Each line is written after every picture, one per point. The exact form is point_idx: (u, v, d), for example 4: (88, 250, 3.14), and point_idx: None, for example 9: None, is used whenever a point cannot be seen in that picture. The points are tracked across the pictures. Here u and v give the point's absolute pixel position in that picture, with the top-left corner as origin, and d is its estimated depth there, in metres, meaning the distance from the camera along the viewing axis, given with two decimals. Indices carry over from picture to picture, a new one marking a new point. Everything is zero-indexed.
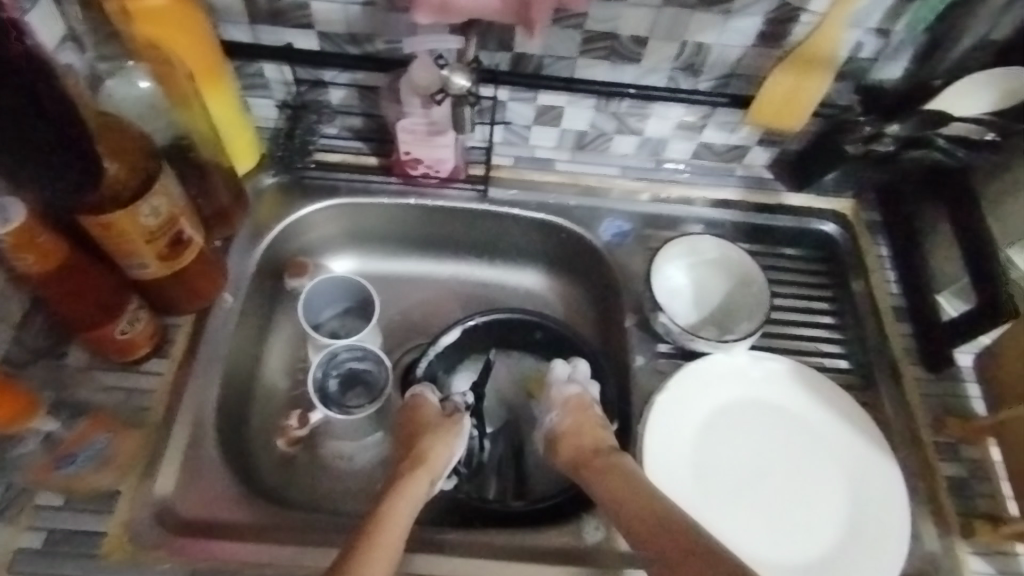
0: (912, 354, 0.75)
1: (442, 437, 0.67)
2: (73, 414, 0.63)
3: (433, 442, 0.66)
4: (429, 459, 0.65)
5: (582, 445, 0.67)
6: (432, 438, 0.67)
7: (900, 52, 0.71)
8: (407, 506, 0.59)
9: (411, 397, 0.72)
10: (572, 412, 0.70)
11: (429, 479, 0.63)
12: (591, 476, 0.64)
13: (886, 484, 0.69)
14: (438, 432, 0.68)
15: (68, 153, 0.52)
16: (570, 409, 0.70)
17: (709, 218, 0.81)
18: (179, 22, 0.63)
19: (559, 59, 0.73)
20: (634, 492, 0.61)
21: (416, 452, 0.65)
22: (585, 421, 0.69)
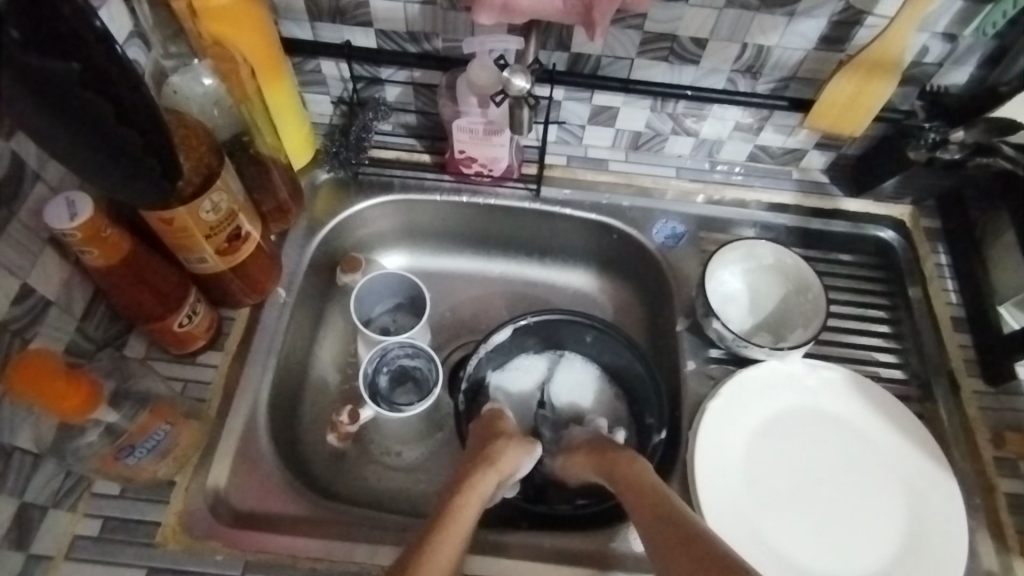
0: (971, 366, 0.74)
1: (516, 444, 0.66)
2: (136, 405, 0.62)
3: (506, 446, 0.65)
4: (500, 461, 0.64)
5: (595, 449, 0.67)
6: (505, 444, 0.65)
7: (968, 57, 0.69)
8: (473, 504, 0.60)
9: (491, 411, 0.72)
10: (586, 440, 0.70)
11: (496, 479, 0.63)
12: (604, 464, 0.65)
13: (945, 499, 0.67)
14: (514, 438, 0.67)
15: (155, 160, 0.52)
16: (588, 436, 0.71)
17: (765, 221, 0.81)
18: (244, 18, 0.65)
19: (617, 59, 0.72)
20: (637, 483, 0.61)
21: (489, 452, 0.65)
22: (599, 435, 0.70)
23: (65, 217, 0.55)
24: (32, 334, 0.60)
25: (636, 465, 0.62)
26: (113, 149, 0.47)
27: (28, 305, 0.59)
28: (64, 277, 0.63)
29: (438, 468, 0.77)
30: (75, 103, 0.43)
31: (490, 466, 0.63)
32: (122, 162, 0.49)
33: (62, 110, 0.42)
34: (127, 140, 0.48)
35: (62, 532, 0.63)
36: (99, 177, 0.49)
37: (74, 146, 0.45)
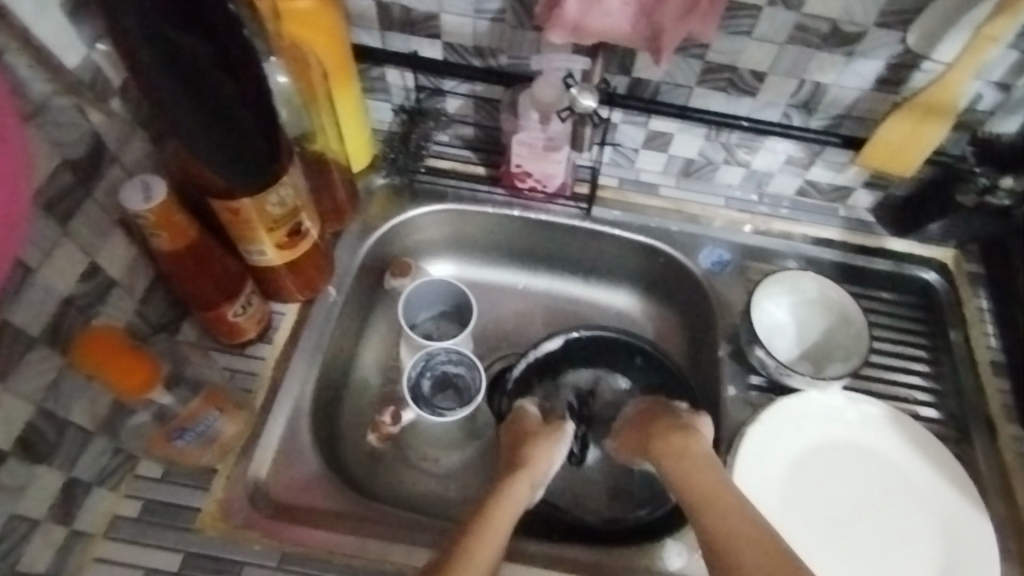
0: (1009, 411, 0.75)
1: (544, 445, 0.69)
2: (190, 390, 0.64)
3: (533, 453, 0.68)
4: (532, 466, 0.67)
5: (650, 434, 0.69)
6: (533, 452, 0.68)
7: (1020, 107, 0.70)
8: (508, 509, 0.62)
9: (514, 413, 0.74)
10: (638, 420, 0.73)
11: (528, 487, 0.66)
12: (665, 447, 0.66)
13: (983, 538, 0.67)
14: (543, 440, 0.70)
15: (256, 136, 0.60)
16: (637, 411, 0.74)
17: (810, 254, 0.82)
18: (325, 24, 0.65)
19: (676, 86, 0.74)
20: (705, 485, 0.61)
21: (522, 459, 0.68)
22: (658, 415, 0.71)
23: (141, 200, 0.57)
24: (93, 312, 0.61)
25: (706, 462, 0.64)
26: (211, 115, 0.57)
27: (93, 283, 0.61)
28: (129, 258, 0.64)
29: (479, 476, 0.77)
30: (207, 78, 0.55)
31: (523, 471, 0.66)
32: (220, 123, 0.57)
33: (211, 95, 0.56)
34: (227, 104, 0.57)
35: (103, 511, 0.63)
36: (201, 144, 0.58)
37: (196, 118, 0.57)
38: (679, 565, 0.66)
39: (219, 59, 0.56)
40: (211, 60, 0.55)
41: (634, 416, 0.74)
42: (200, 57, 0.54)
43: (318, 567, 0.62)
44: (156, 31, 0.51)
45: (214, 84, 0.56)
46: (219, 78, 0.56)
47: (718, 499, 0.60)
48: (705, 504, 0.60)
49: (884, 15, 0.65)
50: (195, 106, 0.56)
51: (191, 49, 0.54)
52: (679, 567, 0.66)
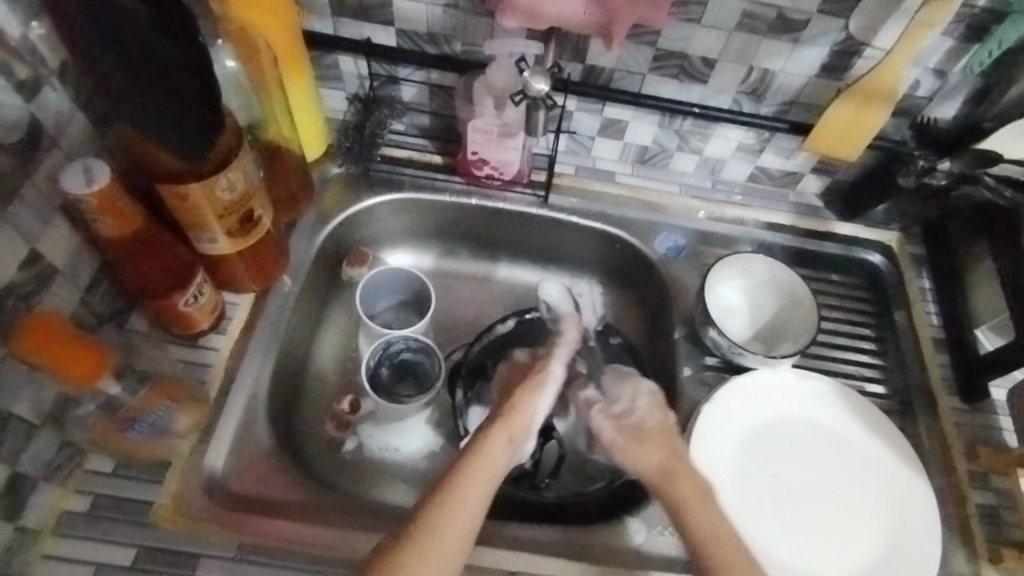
0: (948, 384, 0.78)
1: (526, 391, 0.67)
2: (137, 380, 0.62)
3: (515, 404, 0.65)
4: (513, 417, 0.64)
5: (644, 429, 0.65)
6: (515, 405, 0.65)
7: (956, 92, 0.74)
8: (483, 467, 0.58)
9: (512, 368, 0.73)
10: (652, 425, 0.66)
11: (509, 440, 0.62)
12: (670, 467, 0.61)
13: (925, 505, 0.70)
14: (529, 390, 0.67)
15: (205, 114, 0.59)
16: (652, 405, 0.68)
17: (763, 240, 0.84)
18: (271, 9, 0.66)
19: (630, 74, 0.75)
20: (688, 491, 0.59)
21: (505, 412, 0.64)
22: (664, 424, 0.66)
23: (81, 183, 0.56)
24: (36, 300, 0.60)
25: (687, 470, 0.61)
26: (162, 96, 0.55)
27: (36, 270, 0.59)
28: (72, 246, 0.63)
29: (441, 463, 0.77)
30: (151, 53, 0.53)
31: (500, 421, 0.63)
32: (171, 107, 0.56)
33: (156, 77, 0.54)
34: (178, 86, 0.56)
35: (51, 508, 0.61)
36: (153, 123, 0.57)
37: (146, 100, 0.55)
38: (639, 541, 0.68)
39: (155, 20, 0.52)
40: (148, 27, 0.51)
41: (646, 412, 0.67)
42: (134, 21, 0.51)
43: (277, 555, 0.61)
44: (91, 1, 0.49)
45: (161, 59, 0.53)
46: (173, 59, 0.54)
47: (701, 505, 0.58)
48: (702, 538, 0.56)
49: (827, 3, 0.66)
50: (146, 87, 0.54)
51: (131, 15, 0.50)
52: (640, 542, 0.68)
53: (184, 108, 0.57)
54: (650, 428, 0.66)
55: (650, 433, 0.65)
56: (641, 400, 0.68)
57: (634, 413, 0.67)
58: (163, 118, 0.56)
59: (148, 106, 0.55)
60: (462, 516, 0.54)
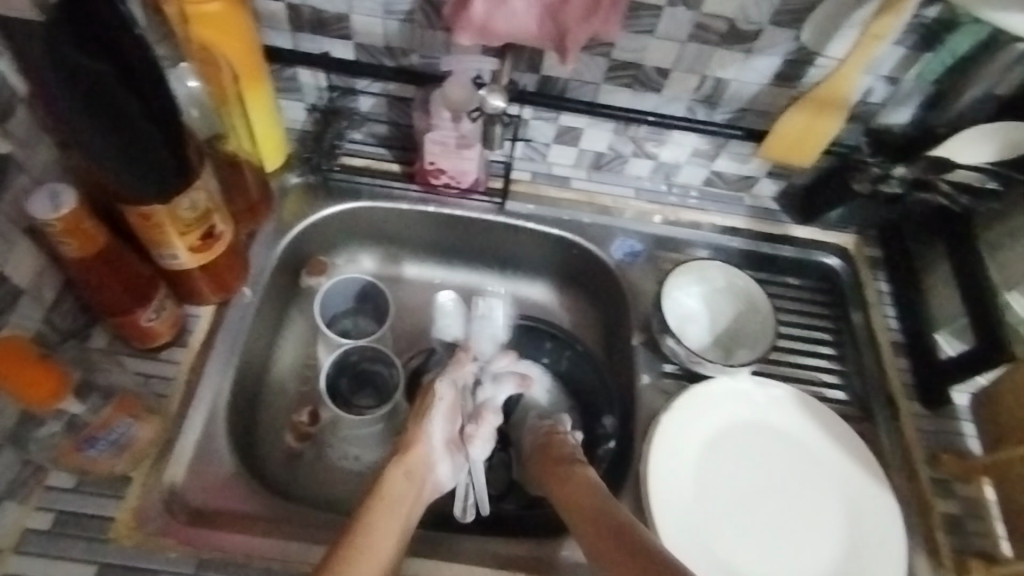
0: (908, 388, 0.78)
1: (422, 414, 0.70)
2: (101, 398, 0.63)
3: (410, 438, 0.68)
4: (411, 451, 0.67)
5: (548, 452, 0.72)
6: (411, 439, 0.68)
7: (909, 99, 0.74)
8: (387, 505, 0.62)
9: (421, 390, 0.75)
10: (539, 449, 0.74)
11: (407, 474, 0.65)
12: (553, 478, 0.69)
13: (882, 511, 0.71)
14: (419, 423, 0.69)
15: (170, 156, 0.60)
16: (542, 430, 0.76)
17: (717, 243, 0.85)
18: (230, 28, 0.65)
19: (584, 83, 0.76)
20: (592, 504, 0.64)
21: (402, 446, 0.67)
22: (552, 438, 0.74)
23: (49, 208, 0.57)
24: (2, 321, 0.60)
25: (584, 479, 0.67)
26: (123, 138, 0.57)
27: None
28: (37, 267, 0.63)
29: None
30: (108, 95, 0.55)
31: (397, 461, 0.66)
32: (131, 147, 0.58)
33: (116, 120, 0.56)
34: (140, 130, 0.58)
35: (13, 525, 0.62)
36: (114, 169, 0.58)
37: (103, 143, 0.56)
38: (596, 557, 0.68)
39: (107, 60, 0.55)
40: (111, 80, 0.55)
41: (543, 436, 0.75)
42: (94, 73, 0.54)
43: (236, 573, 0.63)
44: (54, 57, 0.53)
45: (122, 106, 0.56)
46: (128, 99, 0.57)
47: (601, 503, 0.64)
48: (584, 520, 0.63)
49: (778, 14, 0.67)
50: (104, 132, 0.56)
51: (92, 71, 0.54)
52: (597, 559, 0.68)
53: (150, 153, 0.59)
54: (542, 449, 0.73)
55: (541, 453, 0.73)
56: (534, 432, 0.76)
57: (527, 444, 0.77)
58: (125, 162, 0.58)
59: (106, 152, 0.57)
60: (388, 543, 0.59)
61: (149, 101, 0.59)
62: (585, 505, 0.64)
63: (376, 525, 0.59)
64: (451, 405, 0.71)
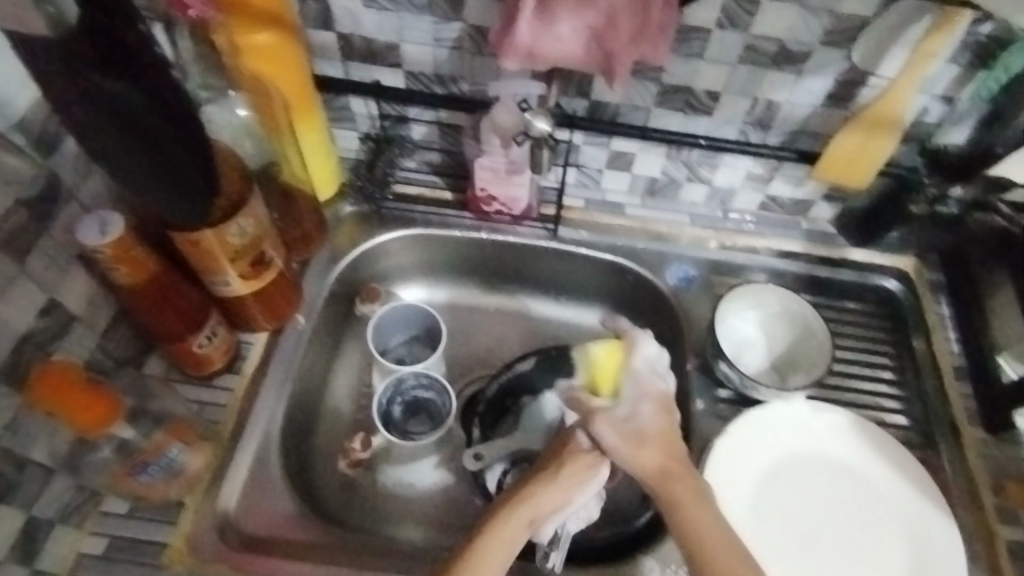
0: (972, 414, 0.76)
1: (577, 464, 0.64)
2: (153, 423, 0.63)
3: (536, 485, 0.63)
4: (532, 499, 0.62)
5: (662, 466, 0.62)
6: (535, 484, 0.63)
7: (967, 117, 0.73)
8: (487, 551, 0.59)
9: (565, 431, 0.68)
10: (653, 441, 0.63)
11: (523, 526, 0.61)
12: (680, 493, 0.61)
13: (946, 543, 0.68)
14: (561, 477, 0.63)
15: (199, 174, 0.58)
16: (655, 409, 0.65)
17: (776, 267, 0.84)
18: (282, 59, 0.66)
19: (634, 108, 0.76)
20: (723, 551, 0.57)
21: (523, 493, 0.62)
22: (666, 427, 0.65)
23: (97, 234, 0.58)
24: (53, 347, 0.61)
25: (700, 503, 0.60)
26: (158, 165, 0.54)
27: (55, 316, 0.61)
28: (91, 292, 0.64)
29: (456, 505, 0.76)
30: (148, 127, 0.52)
31: (522, 504, 0.61)
32: (168, 175, 0.55)
33: (150, 147, 0.53)
34: (172, 154, 0.55)
35: (67, 550, 0.62)
36: (165, 202, 0.56)
37: (143, 174, 0.54)
38: None
39: (137, 77, 0.51)
40: (146, 108, 0.52)
41: (658, 420, 0.64)
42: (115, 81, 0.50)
43: None
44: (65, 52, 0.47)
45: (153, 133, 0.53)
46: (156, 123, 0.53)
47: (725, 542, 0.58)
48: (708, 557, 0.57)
49: (827, 35, 0.67)
50: (141, 164, 0.53)
51: (132, 105, 0.51)
52: None
53: (183, 176, 0.57)
54: (655, 437, 0.64)
55: (653, 443, 0.63)
56: (646, 404, 0.65)
57: (632, 419, 0.64)
58: (162, 191, 0.56)
59: (144, 178, 0.54)
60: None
61: (189, 137, 0.56)
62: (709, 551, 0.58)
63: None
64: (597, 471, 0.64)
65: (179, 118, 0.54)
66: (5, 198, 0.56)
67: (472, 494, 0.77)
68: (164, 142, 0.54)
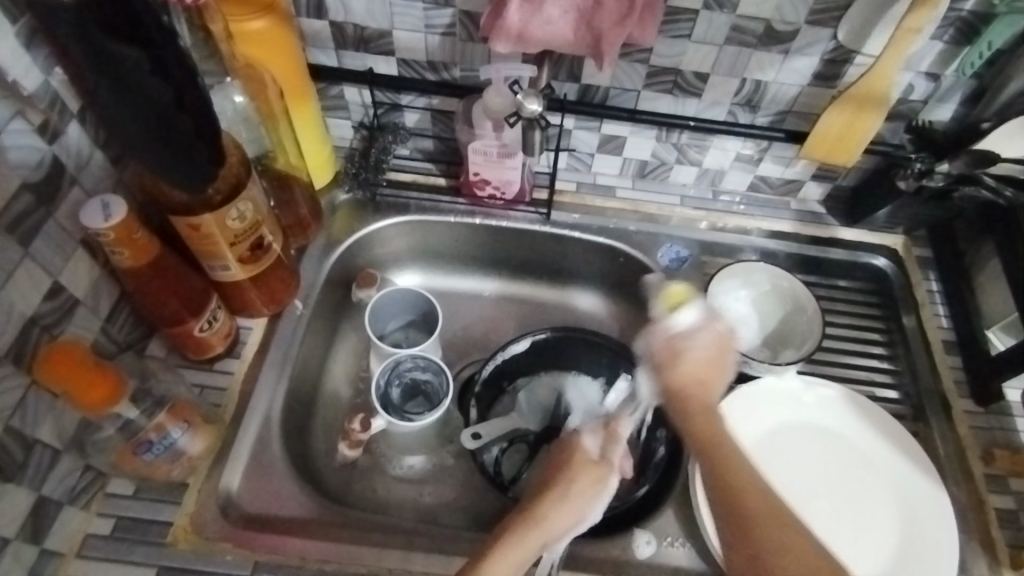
0: (961, 387, 0.77)
1: (584, 482, 0.61)
2: (155, 404, 0.64)
3: (545, 507, 0.60)
4: (543, 522, 0.59)
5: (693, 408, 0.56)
6: (545, 505, 0.60)
7: (951, 95, 0.74)
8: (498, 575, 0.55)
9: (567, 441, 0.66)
10: (696, 368, 0.57)
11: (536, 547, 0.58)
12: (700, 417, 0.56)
13: (933, 503, 0.70)
14: (570, 496, 0.60)
15: (205, 152, 0.60)
16: (713, 341, 0.57)
17: (766, 247, 0.85)
18: (276, 43, 0.68)
19: (624, 91, 0.77)
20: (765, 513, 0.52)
21: (530, 514, 0.59)
22: (722, 357, 0.57)
23: (100, 218, 0.58)
24: (59, 330, 0.62)
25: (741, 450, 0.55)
26: (163, 138, 0.56)
27: (59, 300, 0.62)
28: (94, 278, 0.65)
29: (455, 483, 0.77)
30: (158, 112, 0.55)
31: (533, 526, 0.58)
32: (175, 146, 0.57)
33: (156, 122, 0.55)
34: (179, 127, 0.57)
35: (75, 530, 0.64)
36: (167, 168, 0.59)
37: (148, 141, 0.56)
38: (648, 554, 0.69)
39: (155, 68, 0.53)
40: (166, 97, 0.54)
41: (708, 351, 0.57)
42: (135, 68, 0.51)
43: None
44: (86, 38, 0.49)
45: (162, 106, 0.55)
46: (166, 96, 0.54)
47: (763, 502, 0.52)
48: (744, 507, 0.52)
49: (814, 14, 0.68)
50: (148, 134, 0.56)
51: (149, 90, 0.53)
52: (648, 556, 0.69)
53: (192, 152, 0.59)
54: (698, 362, 0.57)
55: (692, 370, 0.57)
56: (703, 331, 0.58)
57: (683, 343, 0.58)
58: (169, 163, 0.58)
59: (148, 147, 0.57)
60: None
61: (200, 120, 0.58)
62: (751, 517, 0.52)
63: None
64: (597, 476, 0.62)
65: (191, 103, 0.57)
66: (17, 181, 0.57)
67: (469, 474, 0.78)
68: (173, 119, 0.56)
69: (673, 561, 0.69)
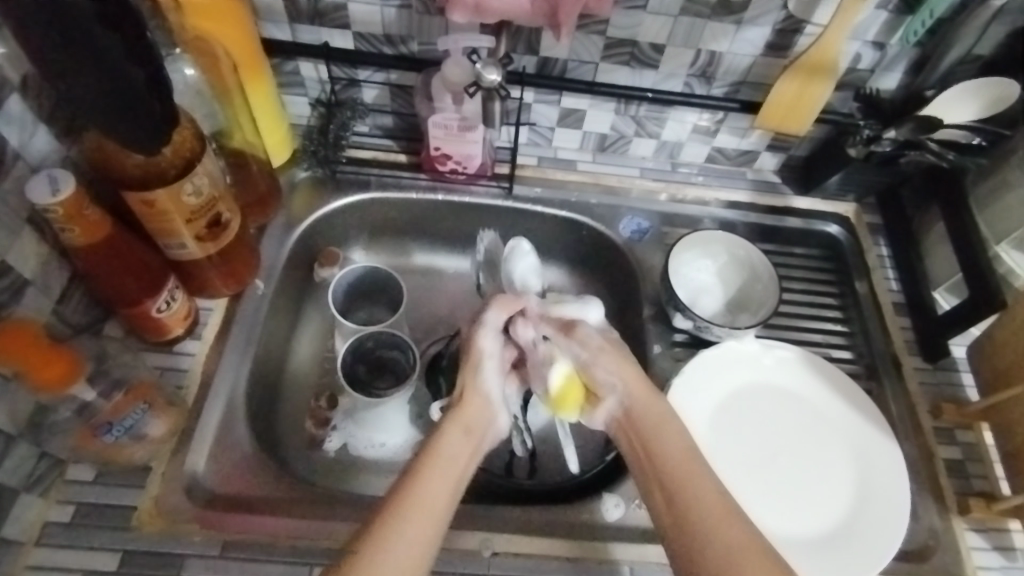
0: (911, 345, 0.80)
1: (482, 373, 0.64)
2: (112, 385, 0.62)
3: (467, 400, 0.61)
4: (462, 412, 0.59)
5: (649, 446, 0.58)
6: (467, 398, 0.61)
7: (896, 64, 0.76)
8: (436, 464, 0.54)
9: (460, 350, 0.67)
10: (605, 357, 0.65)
11: (465, 432, 0.58)
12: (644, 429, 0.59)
13: (890, 460, 0.72)
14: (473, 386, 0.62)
15: (157, 104, 0.58)
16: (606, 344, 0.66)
17: (723, 217, 0.87)
18: (225, 13, 0.66)
19: (582, 63, 0.77)
20: (705, 514, 0.52)
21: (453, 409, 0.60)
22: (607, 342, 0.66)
23: (48, 194, 0.56)
24: (9, 309, 0.60)
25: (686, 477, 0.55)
26: (109, 88, 0.54)
27: (8, 279, 0.60)
28: (42, 257, 0.63)
29: None
30: (109, 64, 0.53)
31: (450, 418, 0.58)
32: (121, 103, 0.55)
33: (107, 73, 0.53)
34: (125, 74, 0.54)
35: (33, 519, 0.62)
36: (116, 127, 0.56)
37: (100, 101, 0.54)
38: (616, 517, 0.70)
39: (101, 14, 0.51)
40: (123, 52, 0.53)
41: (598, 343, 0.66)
42: (79, 11, 0.50)
43: (261, 552, 0.63)
44: None
45: (113, 58, 0.53)
46: (101, 33, 0.51)
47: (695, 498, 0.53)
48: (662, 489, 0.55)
49: None
50: (100, 92, 0.54)
51: (100, 44, 0.52)
52: (617, 519, 0.70)
53: (145, 104, 0.56)
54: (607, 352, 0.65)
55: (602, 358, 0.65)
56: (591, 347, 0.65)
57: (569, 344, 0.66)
58: (122, 120, 0.56)
59: (105, 112, 0.55)
60: (443, 483, 0.53)
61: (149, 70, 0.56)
62: (698, 519, 0.51)
63: (424, 486, 0.52)
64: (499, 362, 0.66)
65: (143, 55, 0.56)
66: None
67: None
68: (122, 67, 0.54)
69: (640, 522, 0.70)
